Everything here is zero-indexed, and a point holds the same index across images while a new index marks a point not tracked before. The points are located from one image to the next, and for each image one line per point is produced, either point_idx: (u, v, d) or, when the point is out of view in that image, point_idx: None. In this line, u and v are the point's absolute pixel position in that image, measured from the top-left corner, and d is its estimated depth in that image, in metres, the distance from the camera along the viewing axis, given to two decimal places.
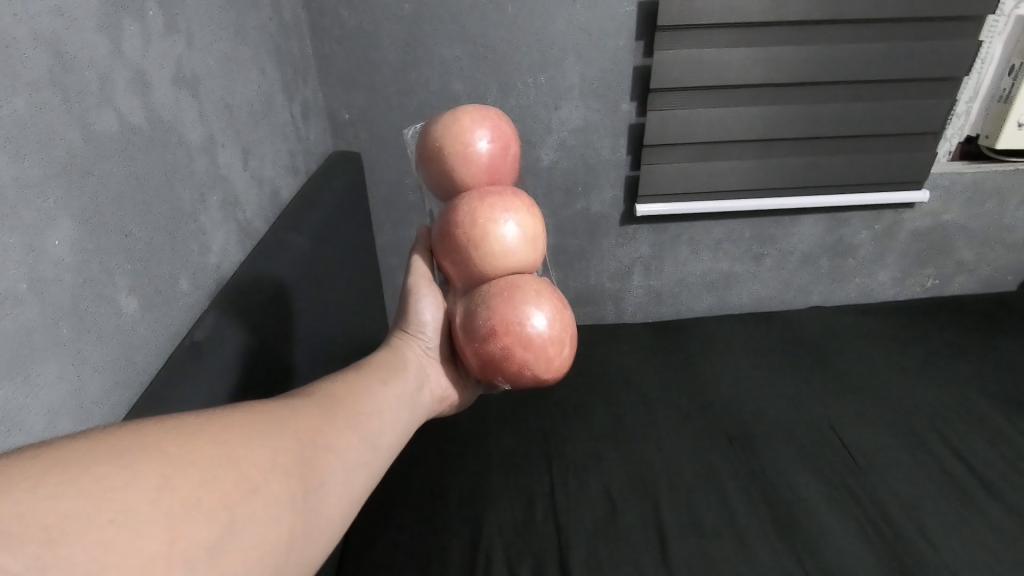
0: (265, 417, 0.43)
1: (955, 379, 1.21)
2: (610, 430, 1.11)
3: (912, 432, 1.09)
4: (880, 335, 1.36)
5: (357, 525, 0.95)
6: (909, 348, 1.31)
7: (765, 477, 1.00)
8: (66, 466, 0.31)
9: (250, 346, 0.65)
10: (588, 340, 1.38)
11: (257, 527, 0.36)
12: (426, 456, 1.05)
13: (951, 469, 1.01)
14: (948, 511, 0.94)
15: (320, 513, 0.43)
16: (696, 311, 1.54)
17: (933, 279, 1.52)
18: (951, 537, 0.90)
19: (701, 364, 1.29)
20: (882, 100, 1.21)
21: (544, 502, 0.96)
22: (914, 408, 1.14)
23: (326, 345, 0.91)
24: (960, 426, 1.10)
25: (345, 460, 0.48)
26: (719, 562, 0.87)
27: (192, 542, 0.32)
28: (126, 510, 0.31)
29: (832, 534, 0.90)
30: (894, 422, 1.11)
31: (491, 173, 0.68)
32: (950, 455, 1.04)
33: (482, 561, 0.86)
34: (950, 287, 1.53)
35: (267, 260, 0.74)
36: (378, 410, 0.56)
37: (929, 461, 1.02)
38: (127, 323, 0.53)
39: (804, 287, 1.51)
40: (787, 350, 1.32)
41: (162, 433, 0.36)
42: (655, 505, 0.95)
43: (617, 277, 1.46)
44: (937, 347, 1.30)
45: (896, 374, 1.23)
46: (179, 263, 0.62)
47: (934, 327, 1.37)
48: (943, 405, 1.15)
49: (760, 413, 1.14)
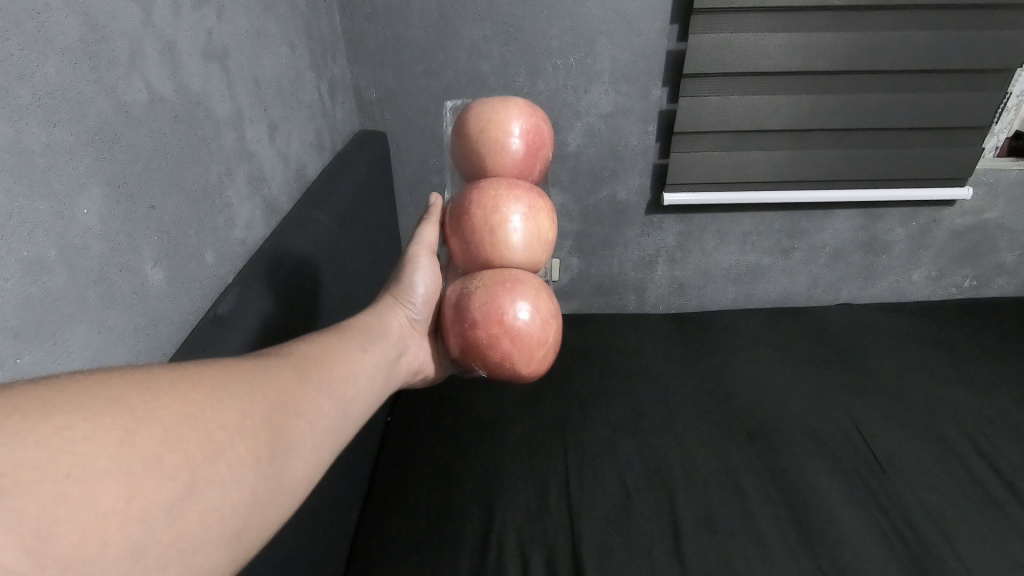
0: (237, 374, 0.41)
1: (990, 384, 1.17)
2: (627, 420, 1.10)
3: (941, 437, 1.06)
4: (912, 335, 1.33)
5: (372, 503, 0.96)
6: (942, 350, 1.27)
7: (785, 477, 0.99)
8: (22, 413, 0.29)
9: (274, 325, 0.66)
10: (609, 329, 1.37)
11: (221, 488, 0.34)
12: (442, 439, 1.06)
13: (982, 477, 0.98)
14: (977, 521, 0.91)
15: (286, 478, 0.40)
16: (720, 303, 1.51)
17: (970, 280, 1.47)
18: (979, 547, 0.88)
19: (723, 357, 1.27)
20: (926, 92, 1.16)
21: (558, 490, 0.96)
22: (943, 412, 1.11)
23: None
24: (992, 432, 1.06)
25: (316, 424, 0.45)
26: (733, 559, 0.86)
27: (151, 501, 0.31)
28: (81, 463, 0.29)
29: (852, 538, 0.89)
30: (923, 426, 1.08)
31: (521, 166, 0.68)
32: (981, 462, 1.01)
33: (494, 545, 0.87)
34: (987, 289, 1.48)
35: (292, 236, 0.74)
36: (356, 375, 0.54)
37: (959, 468, 1.00)
38: (151, 295, 0.54)
39: (834, 283, 1.48)
40: (813, 347, 1.30)
41: (123, 383, 0.33)
42: (670, 499, 0.95)
43: (641, 267, 1.44)
44: (972, 350, 1.27)
45: (927, 376, 1.20)
46: (204, 235, 0.63)
47: (970, 329, 1.33)
48: (974, 410, 1.11)
49: (782, 410, 1.12)
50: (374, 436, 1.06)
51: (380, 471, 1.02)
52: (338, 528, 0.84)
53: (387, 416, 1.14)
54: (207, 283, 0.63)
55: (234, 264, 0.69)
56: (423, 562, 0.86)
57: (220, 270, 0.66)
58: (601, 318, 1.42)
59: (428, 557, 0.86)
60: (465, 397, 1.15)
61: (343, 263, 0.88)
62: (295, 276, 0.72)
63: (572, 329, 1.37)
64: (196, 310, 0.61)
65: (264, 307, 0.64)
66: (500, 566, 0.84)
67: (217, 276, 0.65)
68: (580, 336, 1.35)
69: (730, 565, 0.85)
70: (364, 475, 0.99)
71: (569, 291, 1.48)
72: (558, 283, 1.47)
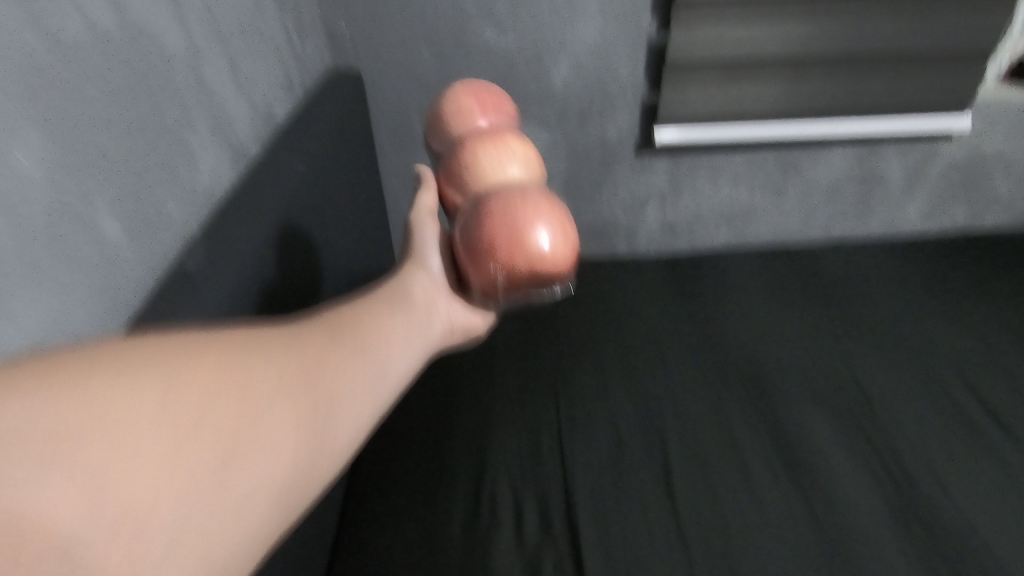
0: (268, 340, 0.41)
1: (978, 319, 1.19)
2: (619, 365, 1.11)
3: (929, 374, 1.08)
4: (902, 272, 1.33)
5: (364, 453, 0.98)
6: (933, 287, 1.28)
7: (776, 418, 1.00)
8: (62, 381, 0.29)
9: (237, 281, 0.66)
10: (599, 275, 1.37)
11: (257, 453, 0.36)
12: (433, 388, 1.07)
13: (969, 413, 1.00)
14: (962, 455, 0.94)
15: (324, 442, 0.42)
16: (712, 245, 1.50)
17: (963, 212, 1.46)
18: (967, 484, 0.90)
19: (714, 300, 1.27)
20: (924, 15, 1.12)
21: (551, 435, 0.98)
22: (933, 350, 1.13)
23: (318, 279, 0.90)
24: (979, 368, 1.08)
25: (353, 387, 0.46)
26: (724, 498, 0.88)
27: (191, 465, 0.31)
28: (122, 431, 0.29)
29: (842, 477, 0.91)
30: (913, 365, 1.10)
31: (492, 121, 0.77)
32: (968, 398, 1.03)
33: (488, 491, 0.89)
34: (981, 222, 1.48)
35: (253, 193, 0.73)
36: (390, 335, 0.54)
37: (947, 405, 1.02)
38: (117, 262, 0.53)
39: (826, 222, 1.47)
40: (805, 287, 1.30)
41: (159, 351, 0.34)
42: (662, 442, 0.97)
43: (631, 210, 1.42)
44: (962, 287, 1.27)
45: (917, 314, 1.21)
46: (168, 185, 0.60)
47: (961, 264, 1.33)
48: (963, 347, 1.13)
49: (773, 352, 1.14)
50: None
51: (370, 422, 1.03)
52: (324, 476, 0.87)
53: None
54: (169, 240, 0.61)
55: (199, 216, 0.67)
56: (417, 509, 0.88)
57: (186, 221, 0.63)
58: (591, 264, 1.41)
59: (423, 506, 0.88)
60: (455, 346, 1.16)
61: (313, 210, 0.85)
62: (260, 231, 0.71)
63: None
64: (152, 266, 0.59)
65: (231, 266, 0.64)
66: (495, 511, 0.86)
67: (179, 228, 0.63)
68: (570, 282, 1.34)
69: (722, 504, 0.88)
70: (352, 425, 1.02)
71: None
72: None
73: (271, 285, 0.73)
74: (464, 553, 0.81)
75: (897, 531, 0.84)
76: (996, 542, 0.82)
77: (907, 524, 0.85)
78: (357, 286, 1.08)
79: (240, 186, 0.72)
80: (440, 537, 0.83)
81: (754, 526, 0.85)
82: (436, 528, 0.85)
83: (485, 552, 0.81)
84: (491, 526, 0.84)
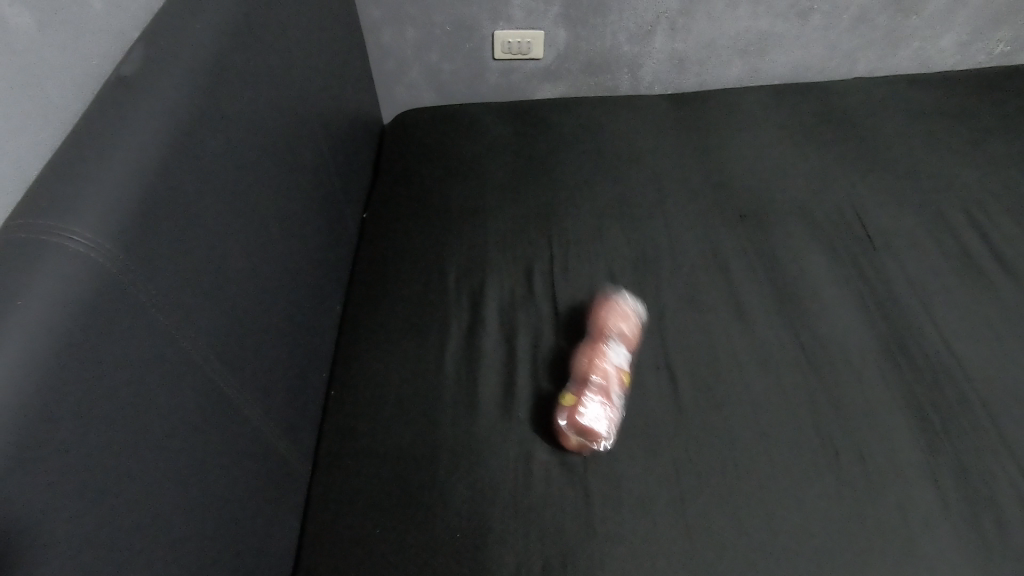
0: None
1: (996, 156, 1.15)
2: (615, 207, 1.10)
3: (935, 209, 1.06)
4: (925, 106, 1.27)
5: (356, 295, 1.02)
6: (956, 122, 1.22)
7: (772, 255, 1.01)
8: None
9: (189, 105, 0.64)
10: (601, 112, 1.31)
11: None
12: (422, 233, 1.08)
13: (970, 248, 1.00)
14: (958, 287, 0.95)
15: None
16: (723, 82, 1.43)
17: (1003, 46, 1.38)
18: (959, 311, 0.92)
19: (718, 136, 1.23)
20: None
21: (542, 275, 1.01)
22: (945, 185, 1.10)
23: (281, 114, 0.85)
24: (990, 204, 1.07)
25: None
26: (714, 330, 0.92)
27: None
28: None
29: (833, 310, 0.93)
30: (921, 202, 1.08)
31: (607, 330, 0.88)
32: (972, 232, 1.02)
33: (479, 328, 0.94)
34: (1019, 55, 1.40)
35: (182, 27, 0.70)
36: None
37: (950, 240, 1.01)
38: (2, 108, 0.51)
39: (850, 52, 1.37)
40: (818, 123, 1.25)
41: None
42: (655, 280, 0.99)
43: (637, 39, 1.32)
44: (986, 123, 1.21)
45: (934, 148, 1.17)
46: (56, 25, 0.57)
47: (988, 99, 1.27)
48: (975, 183, 1.10)
49: (775, 189, 1.12)
50: (347, 234, 1.10)
51: (361, 266, 1.06)
52: (313, 316, 0.92)
53: (363, 216, 1.18)
54: (76, 83, 0.61)
55: (113, 55, 0.65)
56: (407, 343, 0.93)
57: (91, 63, 0.62)
58: (592, 99, 1.34)
59: (416, 340, 0.94)
60: (444, 191, 1.15)
61: (250, 34, 0.79)
62: (197, 60, 0.68)
63: (560, 113, 1.31)
64: (73, 119, 0.60)
65: (167, 94, 0.63)
66: (485, 345, 0.92)
67: (89, 74, 0.62)
68: (568, 121, 1.29)
69: (709, 333, 0.91)
70: (341, 271, 1.06)
71: (556, 72, 1.38)
72: (544, 62, 1.36)
73: (227, 116, 0.71)
74: (455, 380, 0.88)
75: (880, 353, 0.87)
76: (976, 363, 0.85)
77: (890, 348, 0.88)
78: (327, 128, 1.04)
79: (177, 26, 0.70)
80: (426, 367, 0.90)
81: (739, 352, 0.89)
82: (424, 359, 0.91)
83: (473, 381, 0.88)
84: (481, 358, 0.91)
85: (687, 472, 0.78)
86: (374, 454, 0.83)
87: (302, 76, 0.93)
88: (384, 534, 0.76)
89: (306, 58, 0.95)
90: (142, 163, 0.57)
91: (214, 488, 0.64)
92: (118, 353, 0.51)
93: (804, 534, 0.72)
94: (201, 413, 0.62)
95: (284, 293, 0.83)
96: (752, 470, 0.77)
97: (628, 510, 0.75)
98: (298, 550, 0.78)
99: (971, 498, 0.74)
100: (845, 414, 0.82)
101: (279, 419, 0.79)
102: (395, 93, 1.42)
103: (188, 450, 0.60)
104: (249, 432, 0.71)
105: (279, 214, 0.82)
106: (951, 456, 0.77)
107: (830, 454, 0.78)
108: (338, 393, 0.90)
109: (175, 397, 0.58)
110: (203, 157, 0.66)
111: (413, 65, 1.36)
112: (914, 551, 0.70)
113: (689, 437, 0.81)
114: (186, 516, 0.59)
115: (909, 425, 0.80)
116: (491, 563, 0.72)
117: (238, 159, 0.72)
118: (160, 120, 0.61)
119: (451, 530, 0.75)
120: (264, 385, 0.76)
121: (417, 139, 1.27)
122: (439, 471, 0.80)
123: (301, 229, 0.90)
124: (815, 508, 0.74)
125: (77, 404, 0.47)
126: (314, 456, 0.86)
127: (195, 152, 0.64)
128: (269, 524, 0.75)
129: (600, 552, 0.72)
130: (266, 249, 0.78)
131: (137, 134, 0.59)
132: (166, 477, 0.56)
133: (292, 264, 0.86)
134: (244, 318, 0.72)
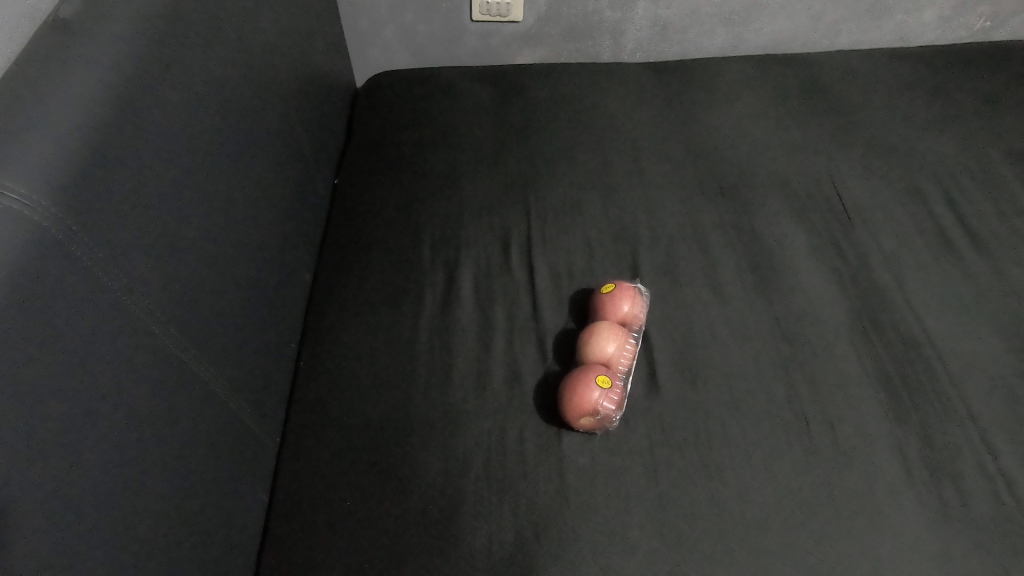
0: None
1: (973, 133, 1.16)
2: (595, 177, 1.09)
3: (913, 186, 1.07)
4: (906, 81, 1.27)
5: (327, 264, 1.00)
6: (934, 98, 1.23)
7: (750, 226, 1.02)
8: None
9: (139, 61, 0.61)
10: (583, 78, 1.28)
11: None
12: (395, 200, 1.06)
13: (944, 225, 1.01)
14: (930, 263, 0.96)
15: None
16: (706, 52, 1.41)
17: (983, 21, 1.38)
18: (931, 288, 0.93)
19: (701, 106, 1.22)
20: None
21: (519, 246, 0.99)
22: (922, 161, 1.11)
23: (246, 72, 0.82)
24: (965, 182, 1.08)
25: None
26: (690, 301, 0.92)
27: None
28: None
29: (806, 282, 0.94)
30: (898, 179, 1.08)
31: (619, 322, 0.86)
32: (947, 210, 1.04)
33: (455, 300, 0.93)
34: (1000, 31, 1.40)
35: None
36: None
37: (926, 218, 1.02)
38: None
39: (834, 24, 1.37)
40: (799, 96, 1.25)
41: None
42: (633, 251, 0.99)
43: (619, 4, 1.30)
44: (965, 100, 1.22)
45: (913, 123, 1.18)
46: None
47: (967, 75, 1.27)
48: (952, 161, 1.11)
49: (754, 160, 1.12)
50: (318, 199, 1.07)
51: (333, 234, 1.04)
52: (281, 283, 0.90)
53: (335, 181, 1.15)
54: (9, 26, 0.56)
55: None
56: (380, 314, 0.92)
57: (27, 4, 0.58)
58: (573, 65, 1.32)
59: (389, 311, 0.92)
60: (419, 157, 1.12)
61: None
62: (147, 11, 0.64)
63: (541, 79, 1.28)
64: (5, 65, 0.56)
65: (116, 47, 0.60)
66: (460, 316, 0.91)
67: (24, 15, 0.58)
68: (548, 88, 1.26)
69: (686, 306, 0.92)
70: (313, 239, 1.03)
71: (537, 36, 1.35)
72: (525, 24, 1.33)
73: (182, 72, 0.68)
74: (429, 352, 0.88)
75: (852, 327, 0.89)
76: (944, 339, 0.87)
77: (863, 323, 0.89)
78: (297, 86, 1.00)
79: None
80: (400, 338, 0.89)
81: (714, 325, 0.90)
82: (398, 331, 0.90)
83: (447, 352, 0.87)
84: (455, 329, 0.90)
85: (661, 444, 0.79)
86: (345, 426, 0.82)
87: (267, 31, 0.89)
88: (356, 507, 0.76)
89: (270, 13, 0.91)
90: (81, 116, 0.54)
91: (178, 461, 0.63)
92: (62, 319, 0.49)
93: (771, 504, 0.74)
94: (158, 384, 0.60)
95: (250, 260, 0.81)
96: (724, 442, 0.79)
97: (600, 482, 0.76)
98: (268, 521, 0.77)
99: (935, 471, 0.76)
100: (814, 386, 0.83)
101: (245, 390, 0.78)
102: (370, 55, 1.37)
103: (145, 422, 0.58)
104: (212, 403, 0.69)
105: (243, 179, 0.80)
106: (918, 430, 0.79)
107: (800, 427, 0.80)
108: (310, 365, 0.89)
109: (133, 367, 0.56)
110: (155, 114, 0.62)
111: (388, 24, 1.31)
112: (878, 521, 0.73)
113: (662, 410, 0.82)
114: (146, 492, 0.58)
115: (877, 399, 0.82)
116: (463, 533, 0.73)
117: (197, 120, 0.69)
118: (104, 72, 0.58)
119: (424, 502, 0.75)
120: (229, 354, 0.74)
121: (392, 102, 1.24)
122: (413, 441, 0.80)
123: (267, 195, 0.87)
124: (783, 479, 0.76)
125: (13, 369, 0.45)
126: (284, 426, 0.85)
127: (146, 109, 0.61)
128: (238, 495, 0.74)
129: (572, 523, 0.73)
130: (230, 213, 0.76)
131: (77, 88, 0.55)
132: (123, 448, 0.55)
133: (259, 230, 0.83)
134: (205, 285, 0.69)
